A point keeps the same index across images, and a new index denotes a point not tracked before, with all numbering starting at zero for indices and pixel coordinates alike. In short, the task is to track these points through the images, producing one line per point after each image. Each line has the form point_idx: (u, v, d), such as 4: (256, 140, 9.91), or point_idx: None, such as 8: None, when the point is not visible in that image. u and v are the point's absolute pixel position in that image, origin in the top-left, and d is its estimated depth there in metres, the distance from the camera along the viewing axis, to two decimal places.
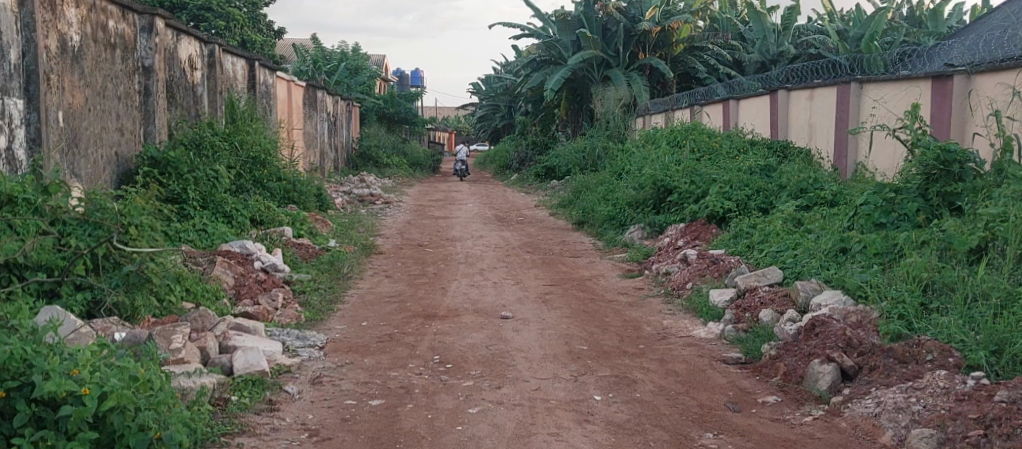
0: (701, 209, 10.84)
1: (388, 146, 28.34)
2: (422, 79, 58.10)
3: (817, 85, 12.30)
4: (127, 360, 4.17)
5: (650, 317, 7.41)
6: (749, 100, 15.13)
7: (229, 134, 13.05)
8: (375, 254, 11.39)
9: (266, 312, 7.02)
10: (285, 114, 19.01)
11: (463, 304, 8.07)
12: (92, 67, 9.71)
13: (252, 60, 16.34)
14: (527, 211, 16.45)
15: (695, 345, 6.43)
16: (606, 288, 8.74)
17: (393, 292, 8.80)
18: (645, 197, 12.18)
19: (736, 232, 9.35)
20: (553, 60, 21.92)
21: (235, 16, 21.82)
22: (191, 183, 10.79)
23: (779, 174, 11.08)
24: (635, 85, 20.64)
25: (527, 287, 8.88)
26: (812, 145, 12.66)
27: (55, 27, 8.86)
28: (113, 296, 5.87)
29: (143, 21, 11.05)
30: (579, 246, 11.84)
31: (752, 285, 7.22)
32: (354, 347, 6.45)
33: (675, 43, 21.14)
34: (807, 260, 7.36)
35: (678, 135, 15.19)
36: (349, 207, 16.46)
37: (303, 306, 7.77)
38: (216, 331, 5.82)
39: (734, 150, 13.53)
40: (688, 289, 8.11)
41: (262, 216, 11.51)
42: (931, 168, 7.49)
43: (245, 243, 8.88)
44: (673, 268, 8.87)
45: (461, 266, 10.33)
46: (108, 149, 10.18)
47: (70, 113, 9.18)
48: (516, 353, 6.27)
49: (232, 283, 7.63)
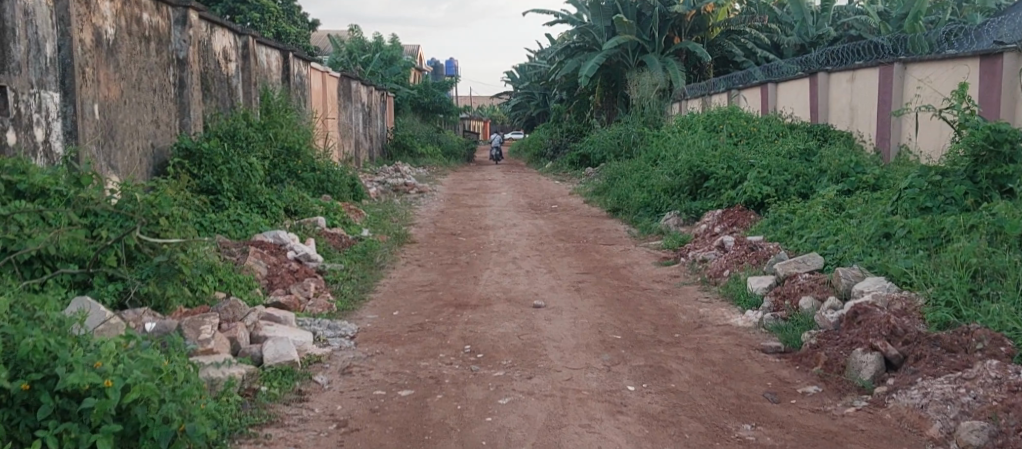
0: (738, 195, 10.63)
1: (422, 135, 28.33)
2: (457, 69, 57.95)
3: (858, 66, 12.05)
4: (151, 351, 4.12)
5: (686, 306, 7.27)
6: (788, 83, 14.84)
7: (263, 125, 13.09)
8: (408, 243, 11.35)
9: (297, 301, 6.98)
10: (320, 105, 19.04)
11: (495, 293, 8.00)
12: (126, 60, 9.76)
13: (287, 51, 16.38)
14: (561, 199, 16.33)
15: (733, 333, 6.29)
16: (640, 276, 8.61)
17: (424, 281, 8.74)
18: (681, 184, 11.99)
19: (774, 218, 9.14)
20: (588, 46, 21.79)
21: (270, 8, 21.96)
22: (226, 174, 10.77)
23: (820, 158, 10.83)
24: (670, 70, 20.38)
25: (560, 275, 8.78)
26: (853, 128, 12.41)
27: (89, 20, 8.89)
28: (145, 285, 5.71)
29: (177, 14, 11.10)
30: (614, 234, 11.69)
31: (792, 273, 7.05)
32: (385, 336, 6.39)
33: (711, 27, 20.95)
34: (849, 246, 7.17)
35: (715, 119, 14.96)
36: (383, 196, 16.45)
37: (335, 295, 7.73)
38: (248, 321, 5.76)
39: (773, 134, 13.27)
40: (725, 276, 7.95)
41: (296, 206, 11.57)
42: (979, 149, 7.22)
43: (279, 232, 8.92)
44: (709, 256, 8.70)
45: (493, 255, 10.24)
46: (144, 141, 10.23)
47: (105, 106, 9.24)
48: (548, 342, 6.16)
49: (265, 273, 7.64)
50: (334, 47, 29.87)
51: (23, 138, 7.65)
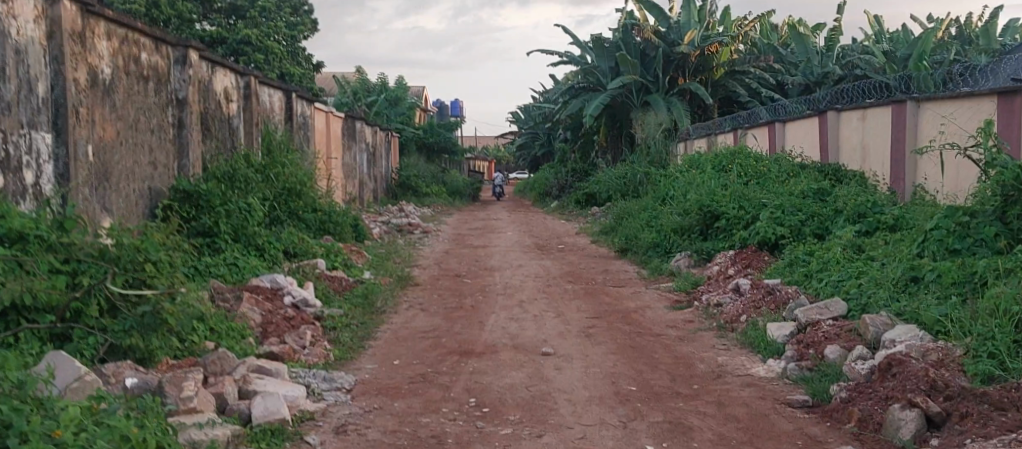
0: (751, 236, 10.28)
1: (427, 175, 28.11)
2: (462, 109, 57.92)
3: (870, 105, 11.78)
4: (120, 418, 3.84)
5: (703, 353, 6.89)
6: (796, 122, 14.57)
7: (264, 166, 12.82)
8: (410, 285, 10.99)
9: (291, 351, 6.63)
10: (324, 145, 18.84)
11: (502, 339, 7.63)
12: (123, 100, 9.50)
13: (290, 91, 16.18)
14: (568, 239, 16.00)
15: (756, 384, 5.91)
16: (653, 321, 8.23)
17: (427, 327, 8.38)
18: (690, 224, 11.65)
19: (790, 260, 8.79)
20: (592, 86, 21.61)
21: (274, 49, 21.87)
22: (223, 216, 10.44)
23: (834, 198, 10.51)
24: (675, 109, 20.16)
25: (569, 320, 8.41)
26: (865, 168, 12.12)
27: (85, 59, 8.65)
28: (127, 338, 5.32)
29: (177, 53, 10.86)
30: (623, 275, 11.33)
31: (813, 319, 6.70)
32: (384, 388, 6.02)
33: (715, 67, 20.69)
34: (874, 290, 6.81)
35: (724, 158, 14.65)
36: (387, 237, 16.15)
37: (333, 343, 7.37)
38: (236, 374, 5.40)
39: (784, 173, 12.93)
40: (742, 322, 7.57)
41: (295, 248, 11.22)
42: (1010, 189, 6.79)
43: (276, 276, 8.62)
44: (724, 299, 8.34)
45: (499, 298, 9.88)
46: (141, 183, 9.94)
47: (100, 146, 8.96)
48: (558, 394, 5.79)
49: (259, 321, 7.32)
50: (340, 87, 29.80)
51: (12, 181, 7.35)
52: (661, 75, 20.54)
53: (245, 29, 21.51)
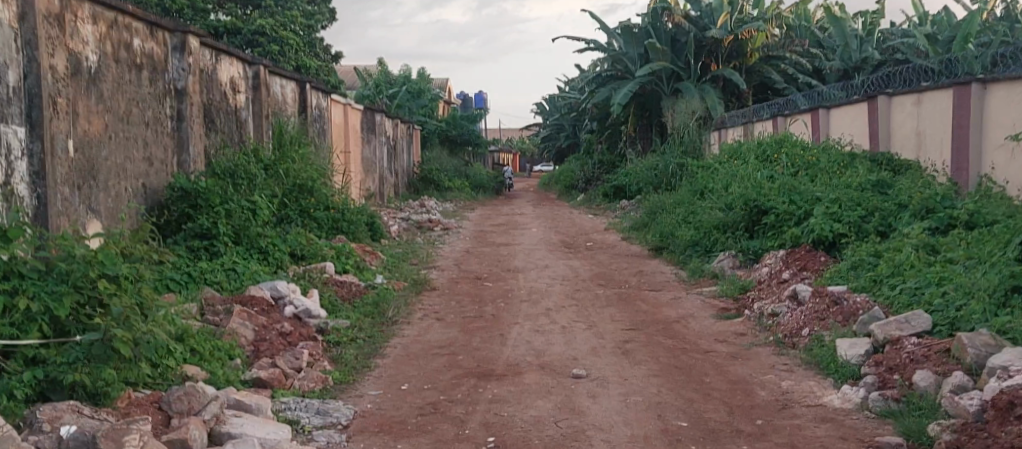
0: (804, 234, 9.28)
1: (450, 169, 27.19)
2: (486, 101, 57.00)
3: (925, 88, 10.77)
4: None
5: (762, 377, 5.93)
6: (842, 108, 13.47)
7: (272, 162, 11.97)
8: (426, 290, 10.09)
9: (282, 375, 5.75)
10: (341, 139, 17.98)
11: (527, 357, 6.69)
12: (112, 90, 8.64)
13: (303, 82, 15.31)
14: (596, 236, 15.03)
15: (832, 420, 4.98)
16: (699, 334, 7.28)
17: (442, 341, 7.46)
18: (735, 220, 10.65)
19: (854, 262, 7.83)
20: (620, 74, 20.64)
21: (289, 40, 21.05)
22: (223, 216, 9.52)
23: (897, 191, 9.46)
24: (709, 97, 19.16)
25: (602, 332, 7.46)
26: (921, 157, 11.09)
27: (64, 44, 7.78)
28: (70, 372, 4.50)
29: (175, 40, 9.97)
30: (659, 277, 10.36)
31: (894, 336, 5.72)
32: (389, 423, 5.12)
33: (750, 53, 19.61)
34: (965, 302, 5.83)
35: (768, 149, 13.60)
36: (405, 235, 15.24)
37: (335, 363, 6.46)
38: (207, 414, 4.53)
39: (834, 164, 11.86)
40: (805, 336, 6.66)
41: (303, 251, 10.26)
42: None
43: (276, 284, 7.76)
44: (781, 309, 7.42)
45: (523, 305, 8.94)
46: (134, 180, 9.07)
47: (84, 141, 8.10)
48: (594, 434, 4.87)
49: (252, 337, 6.43)
50: (361, 80, 28.95)
51: None
52: (693, 62, 19.50)
53: (259, 19, 20.64)
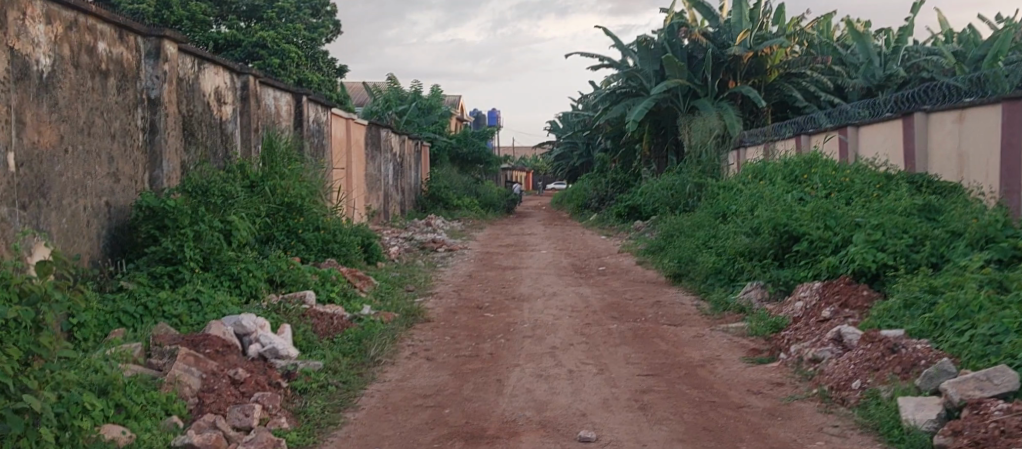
0: (842, 264, 8.20)
1: (459, 187, 26.19)
2: (499, 120, 56.16)
3: (968, 103, 9.70)
4: None
5: (809, 446, 4.85)
6: (873, 126, 12.37)
7: (258, 177, 10.93)
8: (419, 322, 9.05)
9: (220, 440, 4.75)
10: (341, 156, 16.98)
11: (526, 411, 5.64)
12: (70, 98, 7.62)
13: (299, 94, 14.30)
14: (610, 259, 13.97)
15: None
16: (728, 383, 6.22)
17: (430, 387, 6.41)
18: (763, 247, 9.57)
19: (906, 300, 6.75)
20: (635, 90, 19.61)
21: (291, 54, 20.10)
22: (191, 239, 8.48)
23: (948, 217, 8.37)
24: (726, 115, 18.13)
25: (615, 379, 6.40)
26: (965, 177, 10.00)
27: (9, 44, 6.75)
28: None
29: (149, 45, 8.96)
30: (679, 309, 9.29)
31: (972, 398, 4.68)
32: None
33: (770, 70, 18.68)
34: None
35: (797, 168, 12.50)
36: (406, 257, 14.24)
37: (295, 420, 5.44)
38: None
39: (870, 185, 10.77)
40: (856, 390, 5.59)
41: (282, 277, 9.26)
42: None
43: (242, 319, 6.66)
44: (823, 354, 6.34)
45: (527, 341, 7.90)
46: (96, 198, 8.05)
47: (32, 154, 7.07)
48: None
49: (197, 387, 5.41)
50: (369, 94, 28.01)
51: None
52: (710, 78, 18.48)
53: (261, 31, 19.76)
